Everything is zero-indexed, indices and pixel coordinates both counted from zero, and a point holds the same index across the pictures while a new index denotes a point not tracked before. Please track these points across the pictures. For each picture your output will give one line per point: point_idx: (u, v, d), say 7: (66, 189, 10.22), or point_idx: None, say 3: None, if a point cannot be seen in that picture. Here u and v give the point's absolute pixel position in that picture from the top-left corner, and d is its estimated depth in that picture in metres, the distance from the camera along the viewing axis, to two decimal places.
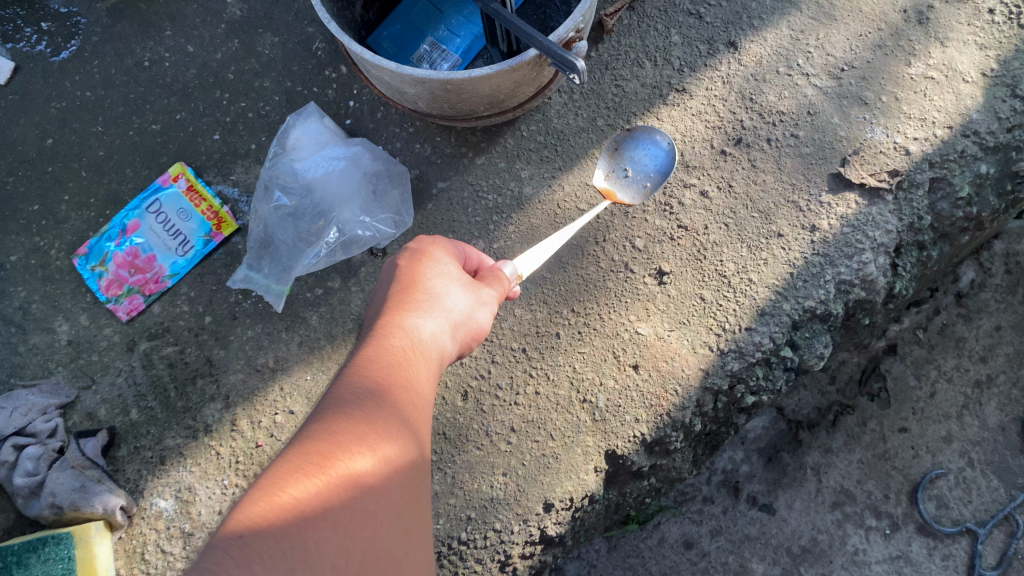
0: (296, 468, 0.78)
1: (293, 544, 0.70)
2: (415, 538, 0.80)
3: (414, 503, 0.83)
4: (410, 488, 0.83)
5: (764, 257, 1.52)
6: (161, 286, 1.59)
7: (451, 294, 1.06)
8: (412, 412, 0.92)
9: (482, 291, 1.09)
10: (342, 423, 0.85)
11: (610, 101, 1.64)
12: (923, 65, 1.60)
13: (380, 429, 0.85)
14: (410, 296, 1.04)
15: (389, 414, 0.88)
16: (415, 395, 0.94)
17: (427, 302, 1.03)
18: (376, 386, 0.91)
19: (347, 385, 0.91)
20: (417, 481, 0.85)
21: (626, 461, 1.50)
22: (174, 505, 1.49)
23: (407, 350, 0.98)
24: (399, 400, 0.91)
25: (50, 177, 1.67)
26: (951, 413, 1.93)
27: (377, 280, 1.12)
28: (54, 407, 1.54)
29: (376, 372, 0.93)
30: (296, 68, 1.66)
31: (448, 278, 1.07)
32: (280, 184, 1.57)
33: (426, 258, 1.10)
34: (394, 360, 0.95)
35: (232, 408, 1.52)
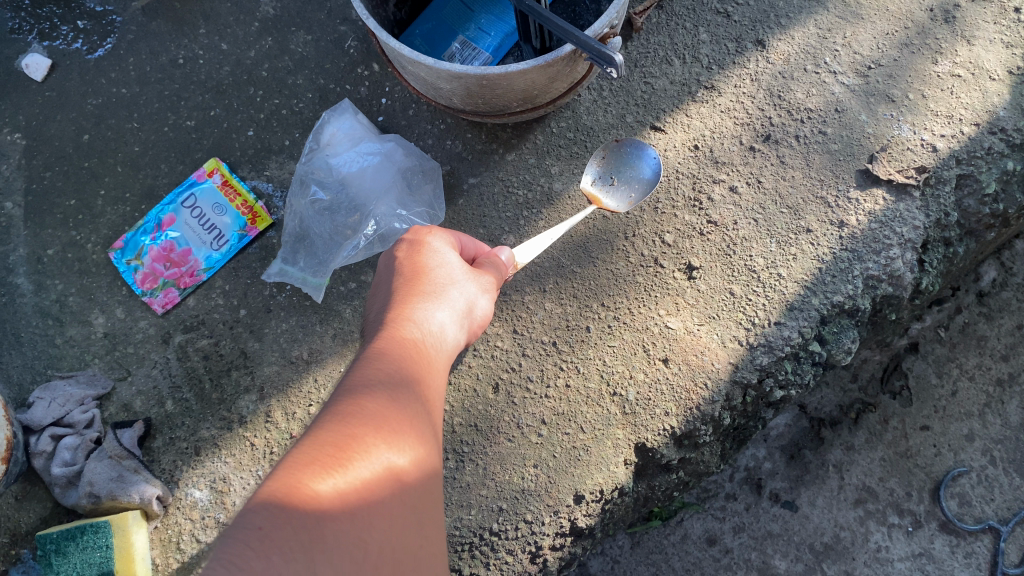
0: (312, 460, 0.78)
1: (313, 539, 0.71)
2: (428, 533, 0.81)
3: (426, 497, 0.84)
4: (423, 484, 0.84)
5: (793, 252, 1.54)
6: (196, 280, 1.61)
7: (456, 286, 1.06)
8: (422, 405, 0.92)
9: (483, 283, 1.09)
10: (356, 414, 0.85)
11: (639, 97, 1.66)
12: (950, 63, 1.62)
13: (393, 422, 0.86)
14: (415, 286, 1.04)
15: (402, 407, 0.88)
16: (425, 387, 0.94)
17: (432, 293, 1.03)
18: (387, 377, 0.91)
19: (359, 377, 0.91)
20: (430, 475, 0.86)
21: (655, 453, 1.52)
22: (209, 495, 1.51)
23: (416, 341, 0.98)
24: (410, 394, 0.91)
25: (86, 172, 1.69)
26: (974, 412, 1.94)
27: (378, 272, 1.12)
28: (92, 398, 1.55)
29: (387, 365, 0.93)
30: (329, 66, 1.69)
31: (452, 269, 1.08)
32: (316, 178, 1.59)
33: (428, 249, 1.09)
34: (404, 353, 0.96)
35: (266, 400, 1.54)
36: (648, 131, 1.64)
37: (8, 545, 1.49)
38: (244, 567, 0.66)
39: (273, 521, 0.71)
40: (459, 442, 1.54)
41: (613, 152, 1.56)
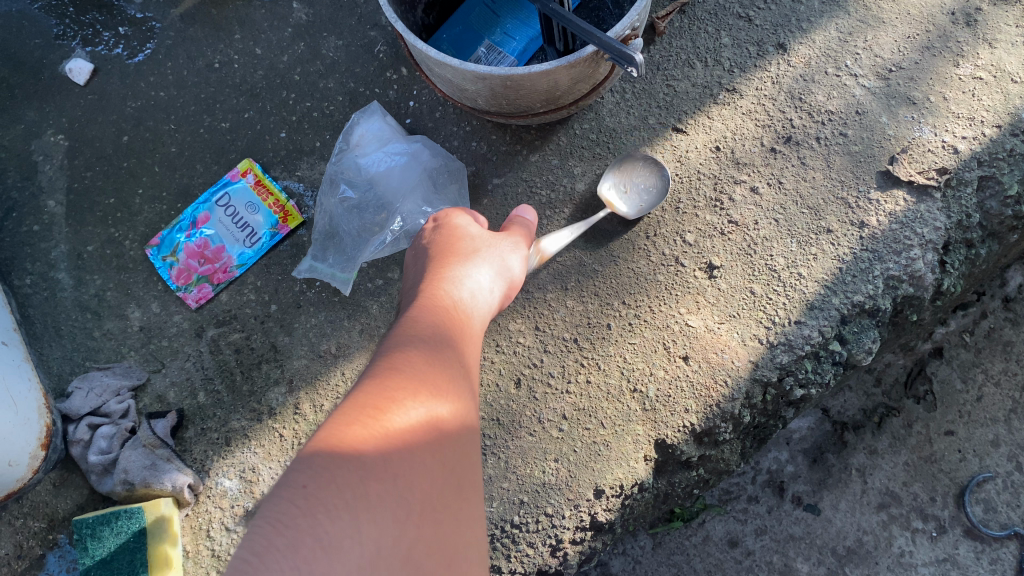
0: (353, 420, 0.81)
1: (357, 494, 0.73)
2: (467, 492, 0.83)
3: (465, 459, 0.86)
4: (461, 444, 0.86)
5: (814, 252, 1.56)
6: (229, 276, 1.66)
7: (483, 258, 1.12)
8: (458, 371, 0.94)
9: (508, 252, 1.16)
10: (393, 379, 0.87)
11: (661, 99, 1.68)
12: (972, 66, 1.63)
13: (429, 386, 0.88)
14: (444, 263, 1.10)
15: (438, 371, 0.91)
16: (460, 354, 0.97)
17: (461, 265, 1.10)
18: (423, 345, 0.94)
19: (396, 346, 0.94)
20: (467, 435, 0.88)
21: (675, 450, 1.54)
22: (238, 485, 1.56)
23: (448, 309, 1.02)
24: (445, 359, 0.94)
25: (126, 172, 1.75)
26: (999, 417, 1.93)
27: (411, 258, 1.19)
28: (127, 388, 1.61)
29: (422, 333, 0.96)
30: (358, 70, 1.74)
31: (478, 242, 1.15)
32: (345, 178, 1.64)
33: (454, 231, 1.17)
34: (438, 322, 0.99)
35: (295, 393, 1.58)
36: (670, 133, 1.67)
37: (46, 530, 1.54)
38: (290, 526, 0.69)
39: (316, 480, 0.73)
40: (482, 435, 1.57)
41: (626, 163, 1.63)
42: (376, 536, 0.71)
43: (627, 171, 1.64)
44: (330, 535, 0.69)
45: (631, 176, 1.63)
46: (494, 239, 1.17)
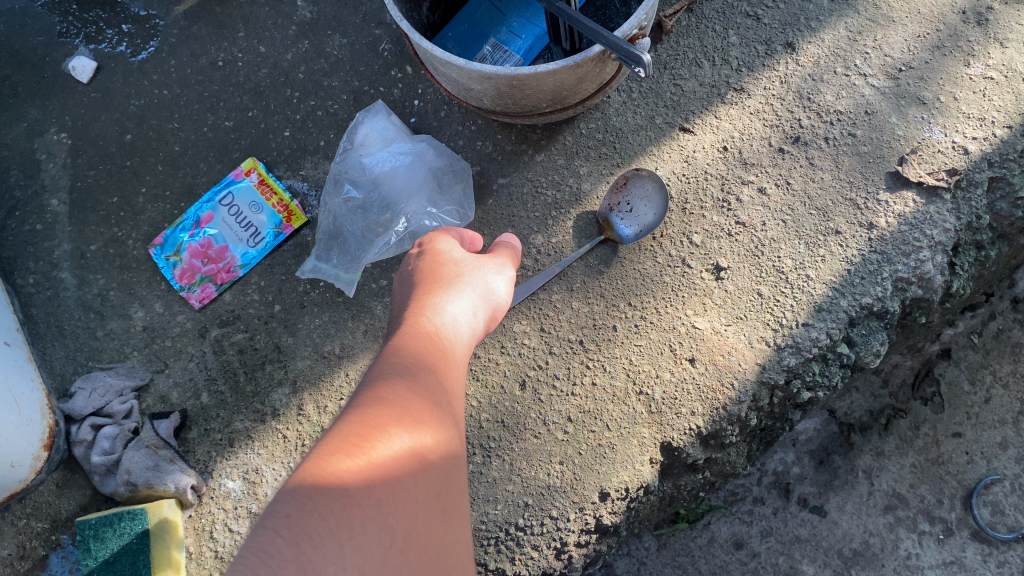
0: (336, 450, 0.81)
1: (340, 524, 0.73)
2: (453, 519, 0.82)
3: (450, 485, 0.85)
4: (445, 471, 0.86)
5: (822, 254, 1.54)
6: (233, 276, 1.65)
7: (471, 277, 1.10)
8: (443, 396, 0.94)
9: (495, 270, 1.14)
10: (377, 406, 0.87)
11: (668, 99, 1.67)
12: (983, 65, 1.61)
13: (414, 412, 0.88)
14: (426, 290, 1.07)
15: (422, 397, 0.90)
16: (445, 379, 0.96)
17: (448, 285, 1.08)
18: (408, 370, 0.93)
19: (381, 372, 0.93)
20: (452, 462, 0.88)
21: (681, 453, 1.53)
22: (242, 486, 1.55)
23: (431, 337, 1.00)
24: (430, 385, 0.93)
25: (129, 171, 1.74)
26: (1007, 419, 1.91)
27: (397, 277, 1.17)
28: (130, 389, 1.60)
29: (408, 358, 0.95)
30: (363, 68, 1.73)
31: (463, 262, 1.13)
32: (349, 177, 1.63)
33: (441, 248, 1.15)
34: (423, 346, 0.98)
35: (299, 393, 1.57)
36: (677, 133, 1.65)
37: (49, 531, 1.54)
38: (274, 555, 0.69)
39: (300, 509, 0.73)
40: (486, 437, 1.55)
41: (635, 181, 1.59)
42: (360, 564, 0.71)
43: (629, 188, 1.59)
44: (314, 564, 0.69)
45: (636, 193, 1.59)
46: (480, 257, 1.15)
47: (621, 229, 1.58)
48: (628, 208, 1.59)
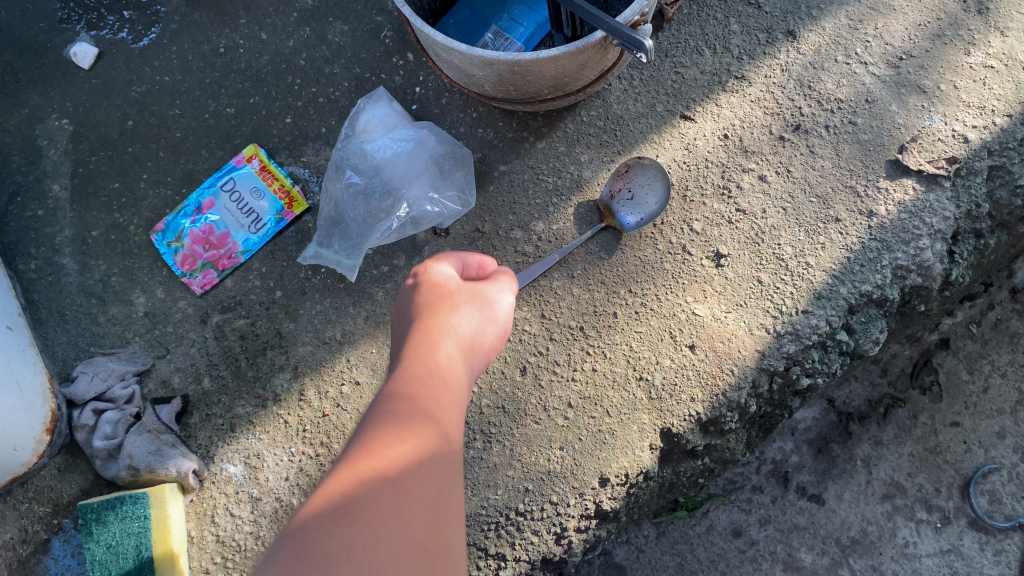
0: (307, 544, 0.71)
1: None
2: None
3: (448, 558, 0.76)
4: (440, 546, 0.76)
5: (822, 241, 1.55)
6: (234, 262, 1.65)
7: (466, 311, 0.99)
8: (434, 457, 0.82)
9: (492, 298, 1.03)
10: (358, 485, 0.77)
11: (669, 87, 1.67)
12: (983, 54, 1.62)
13: (398, 483, 0.78)
14: (421, 328, 0.96)
15: (410, 465, 0.80)
16: (437, 435, 0.84)
17: (445, 321, 0.97)
18: (395, 432, 0.83)
19: (365, 440, 0.83)
20: (450, 530, 0.79)
21: (680, 439, 1.53)
22: (243, 471, 1.56)
23: (423, 386, 0.89)
24: (419, 448, 0.82)
25: (130, 157, 1.74)
26: (1005, 409, 1.92)
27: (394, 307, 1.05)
28: (132, 373, 1.60)
29: (394, 418, 0.85)
30: (364, 55, 1.73)
31: (459, 290, 1.01)
32: (351, 164, 1.63)
33: (432, 279, 1.02)
34: (413, 401, 0.87)
35: (300, 378, 1.59)
36: (678, 120, 1.66)
37: (50, 515, 1.54)
38: None
39: None
40: (487, 423, 1.55)
41: (638, 169, 1.60)
42: None
43: (631, 176, 1.60)
44: None
45: (637, 181, 1.59)
46: (474, 287, 1.03)
47: (622, 217, 1.59)
48: (628, 195, 1.59)
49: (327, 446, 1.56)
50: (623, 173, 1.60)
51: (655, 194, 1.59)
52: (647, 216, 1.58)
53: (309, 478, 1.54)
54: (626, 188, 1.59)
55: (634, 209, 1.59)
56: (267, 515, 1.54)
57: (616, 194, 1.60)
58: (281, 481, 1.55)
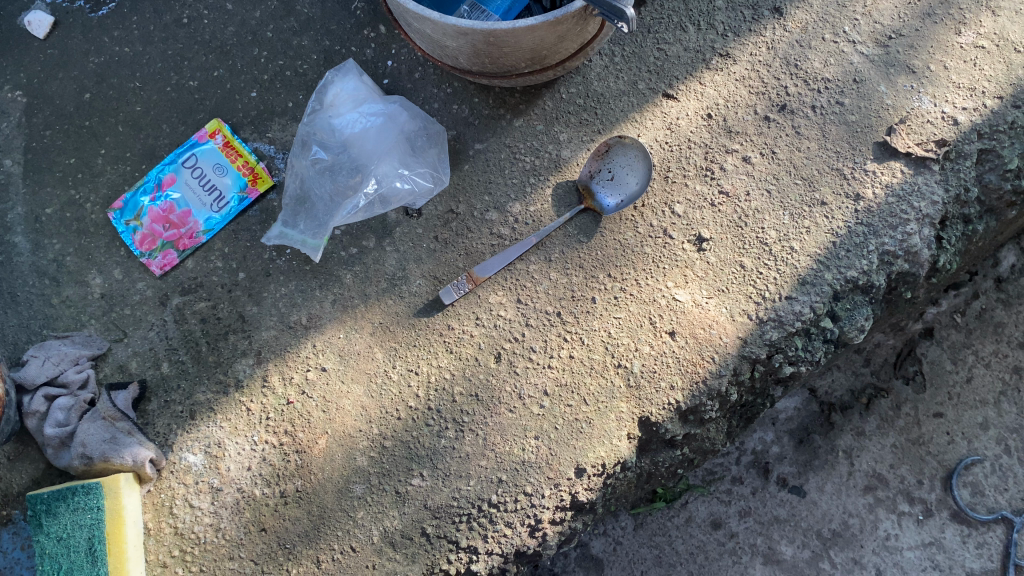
0: None
1: None
2: None
3: None
4: None
5: (807, 225, 1.50)
6: (195, 242, 1.58)
7: None
8: None
9: None
10: None
11: (651, 64, 1.61)
12: (974, 34, 1.57)
13: None
14: None
15: None
16: None
17: None
18: None
19: None
20: None
21: (659, 428, 1.48)
22: (203, 460, 1.49)
23: None
24: None
25: (87, 131, 1.66)
26: (989, 399, 1.88)
27: None
28: (86, 357, 1.52)
29: None
30: (334, 28, 1.66)
31: None
32: (318, 139, 1.58)
33: None
34: None
35: (264, 364, 1.52)
36: (660, 99, 1.60)
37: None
38: None
39: None
40: (459, 411, 1.47)
41: (617, 148, 1.54)
42: None
43: (610, 155, 1.54)
44: None
45: (617, 161, 1.54)
46: None
47: (602, 199, 1.53)
48: (609, 175, 1.54)
49: (291, 435, 1.49)
50: (602, 152, 1.54)
51: (635, 175, 1.54)
52: (628, 199, 1.53)
53: (272, 468, 1.48)
54: (605, 168, 1.54)
55: (615, 190, 1.53)
56: (228, 506, 1.47)
57: (596, 174, 1.54)
58: (243, 470, 1.48)
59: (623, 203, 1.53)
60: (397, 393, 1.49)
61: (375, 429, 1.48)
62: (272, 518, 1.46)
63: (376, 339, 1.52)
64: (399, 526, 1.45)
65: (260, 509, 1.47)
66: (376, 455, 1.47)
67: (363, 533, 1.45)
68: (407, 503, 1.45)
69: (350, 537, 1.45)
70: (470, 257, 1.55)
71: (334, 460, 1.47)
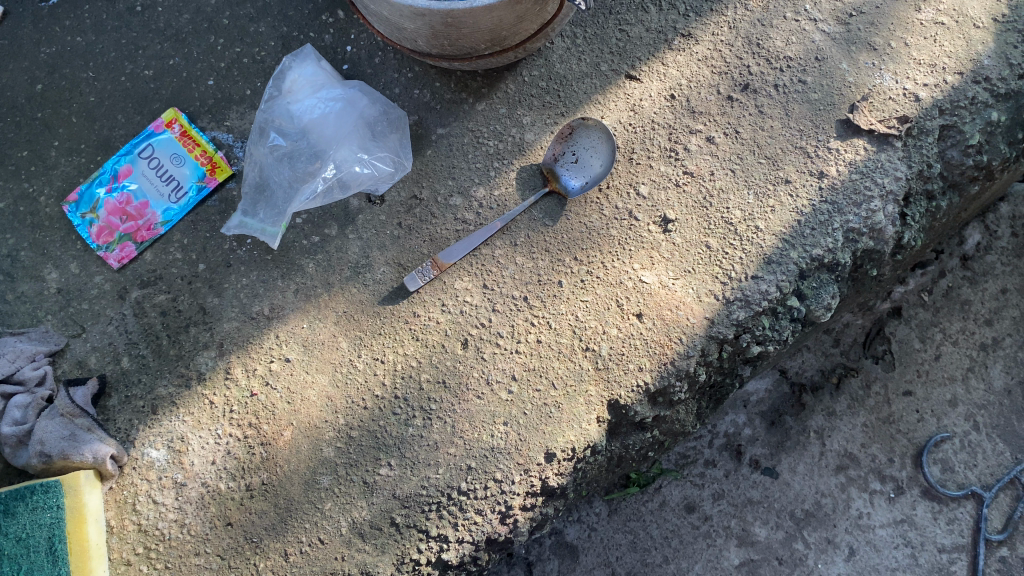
0: None
1: None
2: None
3: None
4: None
5: (771, 204, 1.49)
6: (153, 234, 1.55)
7: None
8: None
9: None
10: None
11: (614, 45, 1.60)
12: (933, 10, 1.58)
13: None
14: None
15: None
16: None
17: None
18: None
19: None
20: None
21: (629, 411, 1.46)
22: (166, 455, 1.46)
23: None
24: None
25: (40, 123, 1.62)
26: (957, 376, 1.90)
27: None
28: (43, 354, 1.49)
29: None
30: (292, 14, 1.64)
31: None
32: (276, 126, 1.55)
33: None
34: None
35: (226, 356, 1.49)
36: (623, 80, 1.59)
37: None
38: None
39: None
40: (427, 399, 1.46)
41: (580, 131, 1.53)
42: None
43: (574, 138, 1.54)
44: None
45: (580, 143, 1.53)
46: None
47: (567, 181, 1.52)
48: (573, 157, 1.53)
49: (255, 427, 1.46)
50: (566, 134, 1.53)
51: (600, 157, 1.53)
52: (594, 181, 1.52)
53: (237, 461, 1.45)
54: (569, 150, 1.53)
55: (580, 171, 1.53)
56: (193, 501, 1.44)
57: (559, 157, 1.53)
58: (207, 465, 1.46)
59: (591, 185, 1.52)
60: (363, 382, 1.47)
61: (341, 419, 1.46)
62: (237, 512, 1.44)
63: (340, 328, 1.50)
64: (368, 517, 1.43)
65: (225, 503, 1.44)
66: (342, 446, 1.45)
67: (331, 524, 1.43)
68: (375, 494, 1.43)
69: (318, 529, 1.43)
70: (434, 243, 1.53)
71: (300, 452, 1.45)
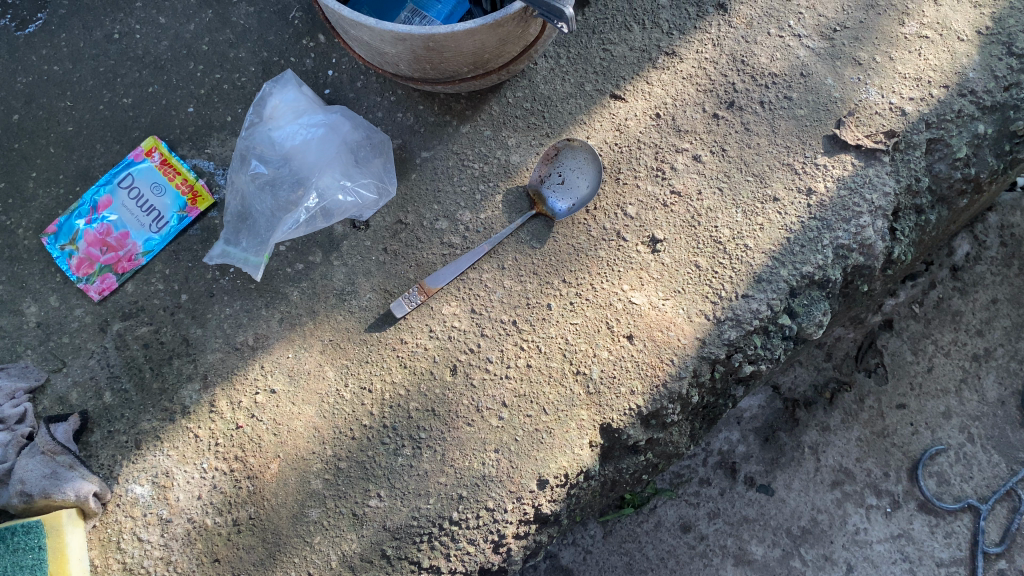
0: None
1: None
2: None
3: None
4: None
5: (760, 222, 1.48)
6: (134, 265, 1.52)
7: None
8: None
9: None
10: None
11: (598, 65, 1.59)
12: (917, 24, 1.57)
13: None
14: None
15: None
16: None
17: None
18: None
19: None
20: None
21: (621, 435, 1.44)
22: (151, 491, 1.43)
23: None
24: None
25: (17, 154, 1.60)
26: (950, 388, 1.89)
27: None
28: (24, 391, 1.46)
29: None
30: (272, 38, 1.62)
31: None
32: (257, 153, 1.53)
33: None
34: None
35: (210, 389, 1.47)
36: (608, 100, 1.57)
37: None
38: None
39: None
40: (416, 427, 1.43)
41: (565, 152, 1.53)
42: None
43: (559, 160, 1.53)
44: None
45: (565, 164, 1.52)
46: None
47: (553, 203, 1.50)
48: (559, 179, 1.52)
49: (241, 460, 1.44)
50: (551, 155, 1.52)
51: (585, 179, 1.52)
52: (581, 203, 1.50)
53: (223, 496, 1.42)
54: (553, 171, 1.52)
55: (566, 192, 1.51)
56: (179, 538, 1.41)
57: (545, 179, 1.52)
58: (193, 500, 1.42)
59: (580, 207, 1.50)
60: (351, 412, 1.45)
61: (329, 450, 1.43)
62: (224, 548, 1.41)
63: (326, 357, 1.48)
64: (358, 549, 1.40)
65: (212, 539, 1.41)
66: (331, 478, 1.42)
67: (321, 558, 1.40)
68: (365, 526, 1.40)
69: (307, 563, 1.40)
70: (421, 268, 1.51)
71: (288, 485, 1.42)
